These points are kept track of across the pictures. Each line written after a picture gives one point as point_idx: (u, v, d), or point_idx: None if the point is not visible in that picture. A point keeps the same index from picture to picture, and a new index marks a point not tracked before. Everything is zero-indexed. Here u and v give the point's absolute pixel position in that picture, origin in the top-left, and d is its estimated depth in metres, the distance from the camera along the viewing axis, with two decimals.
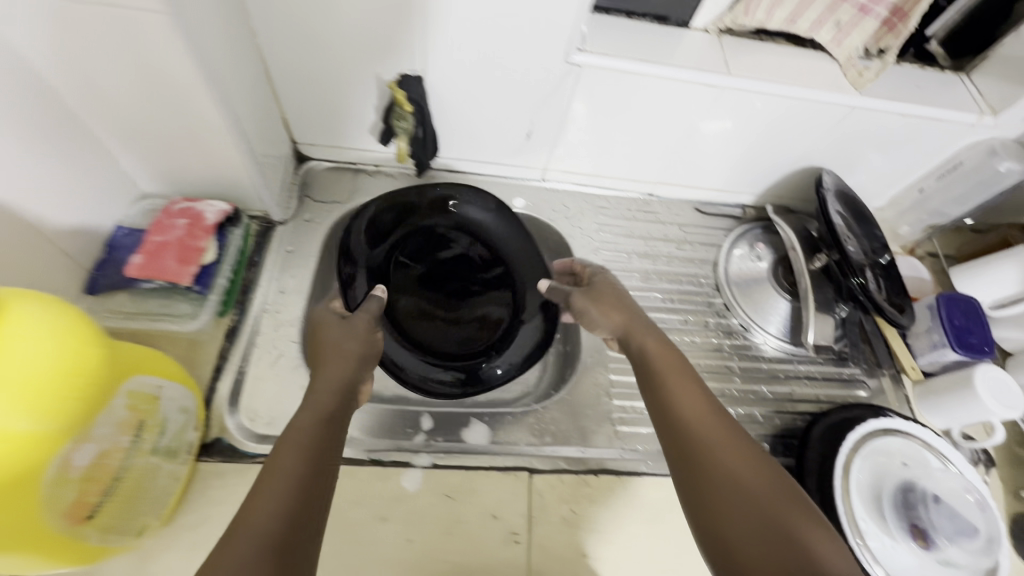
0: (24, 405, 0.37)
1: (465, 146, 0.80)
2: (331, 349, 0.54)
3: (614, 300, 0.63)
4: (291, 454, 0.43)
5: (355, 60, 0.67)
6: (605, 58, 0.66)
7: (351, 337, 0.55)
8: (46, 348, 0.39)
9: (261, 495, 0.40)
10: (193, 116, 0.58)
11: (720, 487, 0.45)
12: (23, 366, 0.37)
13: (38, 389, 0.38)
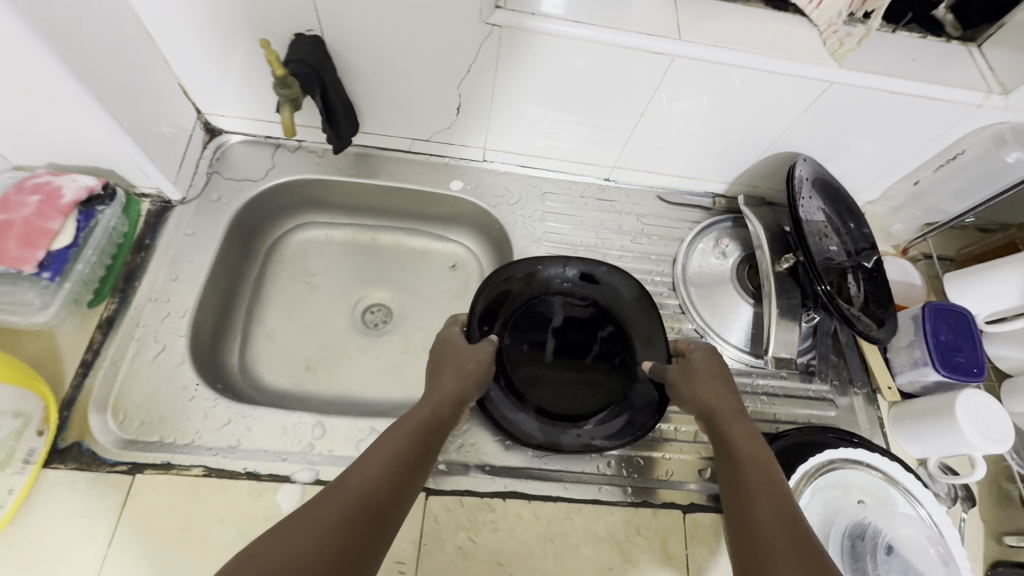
0: None
1: (391, 121, 0.71)
2: (456, 365, 0.58)
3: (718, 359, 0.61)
4: (386, 449, 0.47)
5: (246, 19, 0.58)
6: (533, 19, 0.57)
7: (472, 357, 0.59)
8: None
9: (351, 476, 0.44)
10: (44, 85, 0.50)
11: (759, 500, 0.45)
12: None
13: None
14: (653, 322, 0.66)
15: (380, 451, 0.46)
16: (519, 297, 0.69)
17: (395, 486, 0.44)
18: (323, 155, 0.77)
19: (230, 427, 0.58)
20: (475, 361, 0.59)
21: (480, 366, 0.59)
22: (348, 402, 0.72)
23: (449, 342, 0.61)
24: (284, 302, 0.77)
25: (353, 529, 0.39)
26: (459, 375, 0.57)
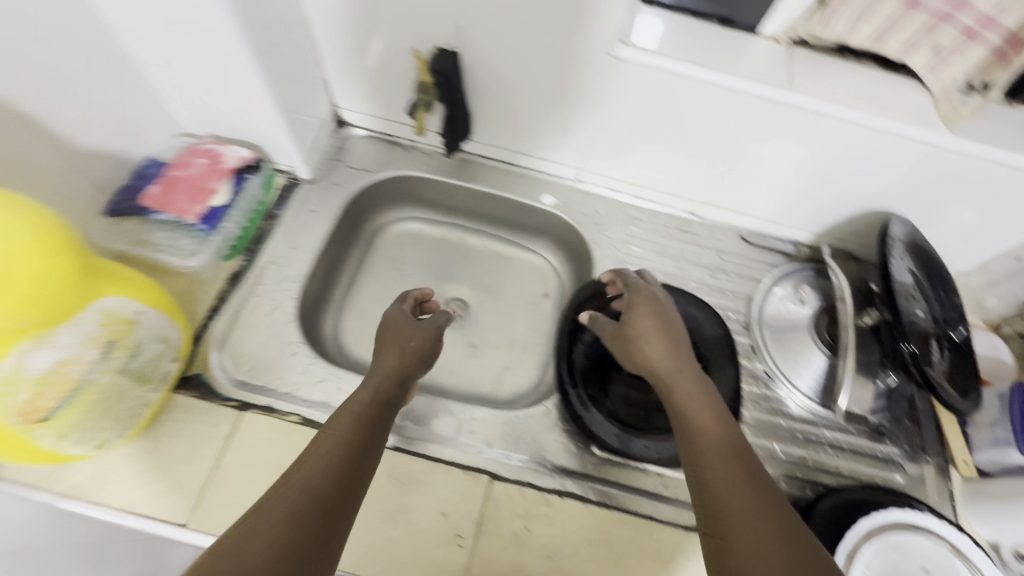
0: None
1: (500, 133, 0.78)
2: (397, 343, 0.60)
3: (661, 306, 0.60)
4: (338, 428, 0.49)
5: (396, 29, 0.66)
6: (654, 55, 0.61)
7: (419, 333, 0.61)
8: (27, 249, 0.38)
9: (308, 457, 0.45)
10: (229, 69, 0.59)
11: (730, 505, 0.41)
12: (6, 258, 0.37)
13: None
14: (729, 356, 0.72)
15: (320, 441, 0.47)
16: None
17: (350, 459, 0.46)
18: (432, 156, 0.84)
19: (324, 383, 0.64)
20: (417, 341, 0.61)
21: (424, 334, 0.62)
22: (421, 384, 0.77)
23: (390, 318, 0.63)
24: (376, 284, 0.84)
25: (308, 518, 0.40)
26: (401, 352, 0.59)
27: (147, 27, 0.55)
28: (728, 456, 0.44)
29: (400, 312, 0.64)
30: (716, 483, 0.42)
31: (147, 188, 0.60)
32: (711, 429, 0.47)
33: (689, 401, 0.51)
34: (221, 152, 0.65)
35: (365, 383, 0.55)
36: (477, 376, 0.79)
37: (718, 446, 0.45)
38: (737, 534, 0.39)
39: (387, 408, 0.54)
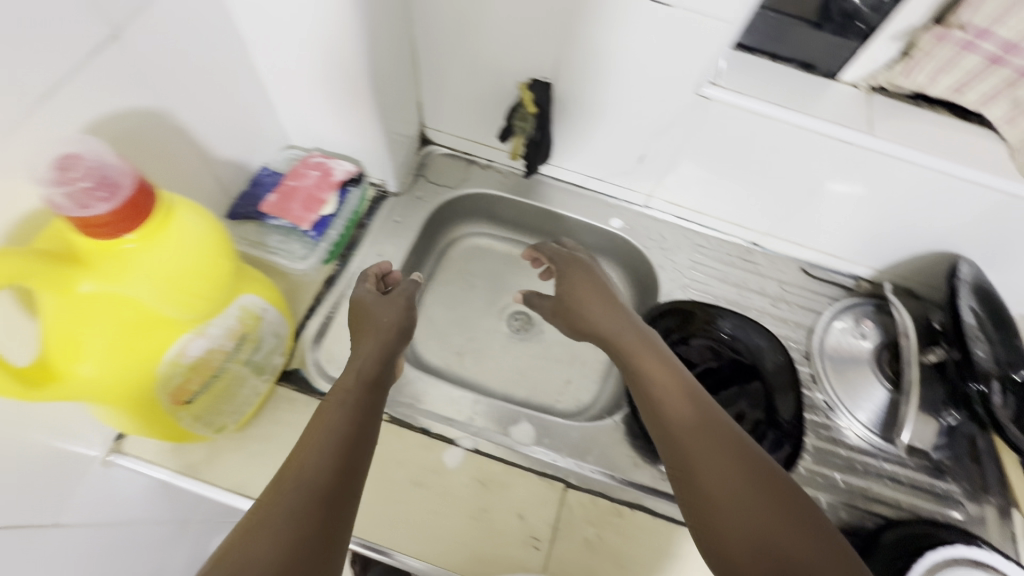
0: (166, 290, 0.42)
1: (577, 158, 0.82)
2: (373, 323, 0.64)
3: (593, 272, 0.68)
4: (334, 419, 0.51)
5: (497, 60, 0.71)
6: (741, 97, 0.65)
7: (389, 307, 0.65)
8: (195, 249, 0.43)
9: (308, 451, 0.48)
10: (350, 92, 0.64)
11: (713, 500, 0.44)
12: (180, 254, 0.42)
13: (180, 278, 0.42)
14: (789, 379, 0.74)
15: (310, 436, 0.50)
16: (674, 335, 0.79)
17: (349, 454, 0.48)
18: (508, 177, 0.89)
19: (410, 385, 0.69)
20: (389, 318, 0.63)
21: (394, 301, 0.67)
22: (489, 392, 0.81)
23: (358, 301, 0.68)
24: (447, 294, 0.89)
25: (312, 507, 0.43)
26: (376, 330, 0.63)
27: (284, 50, 0.61)
28: (711, 453, 0.46)
29: (366, 291, 0.69)
30: (703, 486, 0.45)
31: (267, 195, 0.67)
32: (685, 420, 0.49)
33: (659, 392, 0.53)
34: (331, 166, 0.71)
35: (348, 374, 0.57)
36: (541, 388, 0.83)
37: (695, 436, 0.48)
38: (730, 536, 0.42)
39: (373, 392, 0.57)
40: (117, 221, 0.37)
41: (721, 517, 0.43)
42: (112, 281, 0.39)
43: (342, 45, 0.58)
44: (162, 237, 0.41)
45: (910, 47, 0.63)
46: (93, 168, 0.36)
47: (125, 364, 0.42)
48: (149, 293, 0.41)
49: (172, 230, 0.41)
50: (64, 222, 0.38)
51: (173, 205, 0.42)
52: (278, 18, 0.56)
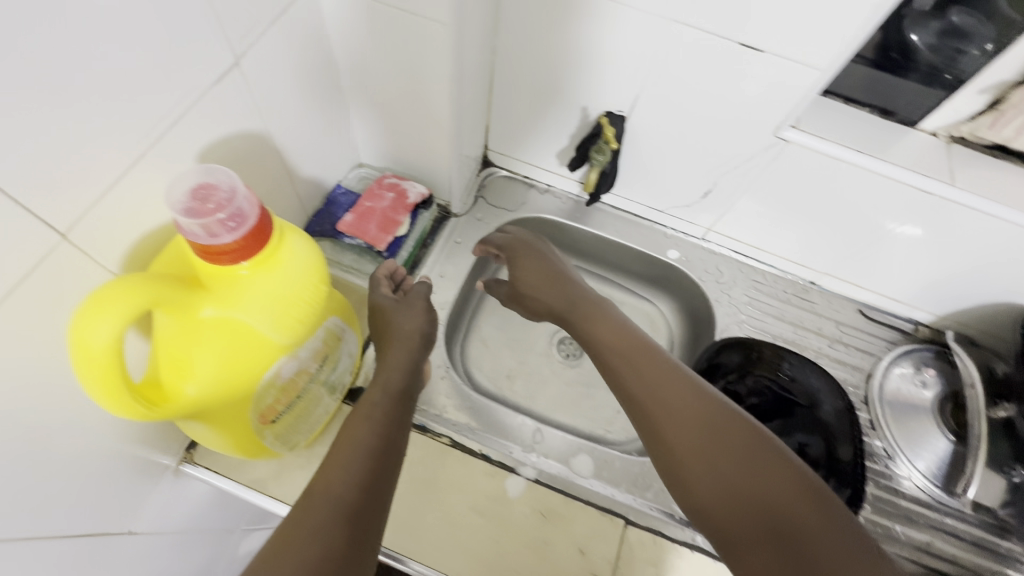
0: (274, 315, 0.42)
1: (640, 189, 0.82)
2: (396, 331, 0.62)
3: (537, 250, 0.72)
4: (360, 432, 0.51)
5: (573, 91, 0.71)
6: (821, 141, 0.65)
7: (410, 313, 0.63)
8: (300, 274, 0.44)
9: (332, 464, 0.48)
10: (430, 117, 0.65)
11: (690, 464, 0.48)
12: (288, 279, 0.43)
13: (287, 302, 0.43)
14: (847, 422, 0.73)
15: (336, 454, 0.49)
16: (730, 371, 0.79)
17: (373, 469, 0.49)
18: (566, 202, 0.89)
19: (470, 410, 0.69)
20: (412, 324, 0.63)
21: (412, 302, 0.64)
22: (540, 417, 0.81)
23: (377, 309, 0.63)
24: (499, 315, 0.89)
25: (338, 527, 0.43)
26: (401, 339, 0.61)
27: (369, 74, 0.61)
28: (678, 418, 0.50)
29: (382, 296, 0.64)
30: (678, 451, 0.49)
31: (344, 217, 0.68)
32: (648, 386, 0.53)
33: (615, 361, 0.57)
34: (405, 188, 0.71)
35: (374, 388, 0.56)
36: (592, 416, 0.82)
37: (656, 397, 0.52)
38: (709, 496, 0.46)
39: (403, 403, 0.57)
40: (243, 248, 0.38)
41: (699, 480, 0.47)
42: (230, 307, 0.40)
43: (432, 75, 0.59)
44: (274, 265, 0.41)
45: (999, 100, 0.63)
46: (223, 199, 0.37)
47: (228, 386, 0.42)
48: (260, 319, 0.42)
49: (282, 256, 0.42)
50: (187, 246, 0.39)
51: (283, 231, 0.43)
52: (375, 46, 0.57)
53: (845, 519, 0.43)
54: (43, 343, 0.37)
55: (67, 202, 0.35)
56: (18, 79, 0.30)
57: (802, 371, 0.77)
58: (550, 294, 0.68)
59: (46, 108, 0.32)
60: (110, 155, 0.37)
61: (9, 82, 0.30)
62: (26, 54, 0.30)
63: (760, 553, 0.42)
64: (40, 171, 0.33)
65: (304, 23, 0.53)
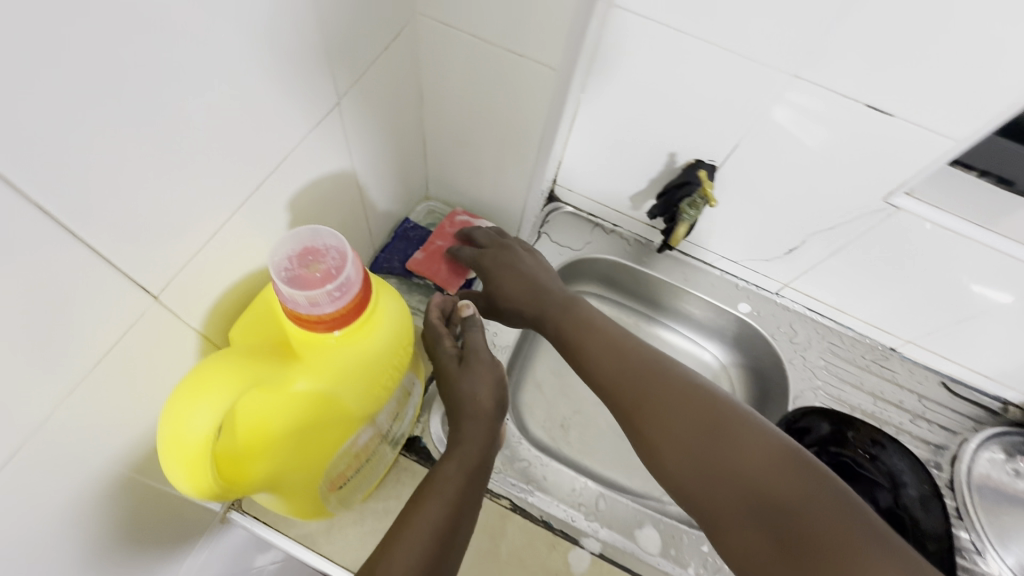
0: (362, 387, 0.38)
1: (717, 238, 0.78)
2: (467, 400, 0.57)
3: (511, 257, 0.63)
4: (433, 506, 0.48)
5: (661, 136, 0.66)
6: (936, 211, 0.60)
7: (481, 374, 0.58)
8: (392, 340, 0.39)
9: (399, 540, 0.45)
10: (512, 156, 0.61)
11: (677, 459, 0.48)
12: (381, 347, 0.38)
13: (377, 371, 0.39)
14: (937, 513, 0.67)
15: (404, 529, 0.46)
16: (810, 442, 0.73)
17: (436, 556, 0.45)
18: (633, 244, 0.84)
19: (529, 468, 0.65)
20: (485, 382, 0.58)
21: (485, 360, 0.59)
22: (596, 475, 0.76)
23: (442, 364, 0.59)
24: (553, 359, 0.84)
25: None
26: (471, 398, 0.57)
27: (452, 108, 0.58)
28: (653, 411, 0.50)
29: (449, 354, 0.59)
30: (660, 447, 0.49)
31: (414, 254, 0.66)
32: (616, 376, 0.54)
33: (591, 351, 0.56)
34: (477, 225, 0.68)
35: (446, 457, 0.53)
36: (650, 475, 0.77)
37: (630, 390, 0.52)
38: (701, 489, 0.46)
39: (475, 478, 0.53)
40: (341, 318, 0.34)
41: (685, 473, 0.47)
42: (321, 381, 0.36)
43: (522, 115, 0.55)
44: (369, 334, 0.37)
45: None
46: (331, 267, 0.34)
47: (305, 458, 0.39)
48: (348, 391, 0.38)
49: (377, 323, 0.38)
50: (281, 312, 0.35)
51: (379, 291, 0.39)
52: (466, 81, 0.54)
53: (827, 482, 0.44)
54: (124, 404, 0.36)
55: (156, 248, 0.33)
56: (121, 128, 0.28)
57: (891, 451, 0.71)
58: (524, 300, 0.61)
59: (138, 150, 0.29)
60: (204, 210, 0.36)
61: (111, 128, 0.27)
62: (129, 96, 0.27)
63: (753, 532, 0.43)
64: (133, 224, 0.31)
65: (398, 57, 0.50)
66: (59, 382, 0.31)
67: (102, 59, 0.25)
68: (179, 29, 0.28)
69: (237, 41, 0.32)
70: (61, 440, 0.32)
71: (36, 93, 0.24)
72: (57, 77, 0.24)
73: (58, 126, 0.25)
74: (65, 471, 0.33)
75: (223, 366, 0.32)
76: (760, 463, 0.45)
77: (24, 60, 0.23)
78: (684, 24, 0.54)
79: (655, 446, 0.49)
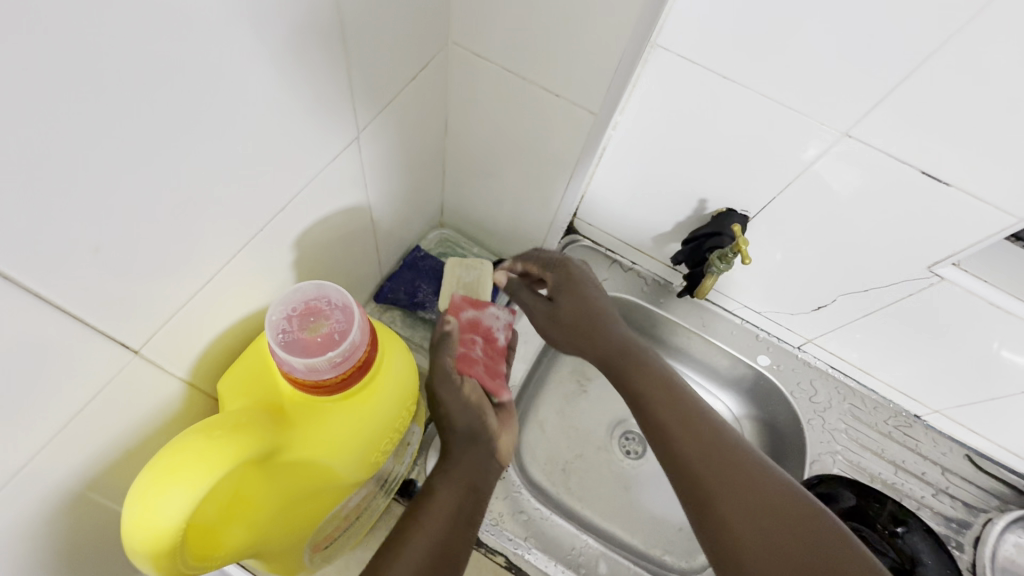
0: (361, 453, 0.37)
1: (742, 287, 0.74)
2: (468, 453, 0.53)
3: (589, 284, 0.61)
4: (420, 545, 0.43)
5: (693, 181, 0.63)
6: (983, 286, 0.56)
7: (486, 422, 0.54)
8: (394, 402, 0.39)
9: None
10: (535, 192, 0.58)
11: (710, 482, 0.45)
12: (382, 410, 0.38)
13: (377, 436, 0.38)
14: None
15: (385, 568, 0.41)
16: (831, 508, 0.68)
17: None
18: (651, 284, 0.81)
19: (527, 521, 0.62)
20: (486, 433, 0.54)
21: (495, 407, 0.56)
22: (596, 528, 0.72)
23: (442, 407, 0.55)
24: (558, 397, 0.80)
25: None
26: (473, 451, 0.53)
27: (474, 138, 0.55)
28: (690, 428, 0.49)
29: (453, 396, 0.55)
30: (693, 470, 0.46)
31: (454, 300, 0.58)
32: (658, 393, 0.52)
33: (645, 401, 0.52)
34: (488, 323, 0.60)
35: (425, 497, 0.48)
36: (655, 531, 0.73)
37: (669, 406, 0.51)
38: (730, 526, 0.43)
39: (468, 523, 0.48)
40: (342, 378, 0.35)
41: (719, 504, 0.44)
42: (318, 447, 0.35)
43: (550, 154, 0.52)
44: (371, 395, 0.37)
45: None
46: (334, 328, 0.36)
47: (293, 526, 0.37)
48: (345, 458, 0.37)
49: (380, 385, 0.38)
50: (280, 375, 0.35)
51: (385, 351, 0.39)
52: (495, 114, 0.51)
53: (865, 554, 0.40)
54: (95, 452, 0.33)
55: (135, 285, 0.30)
56: (104, 159, 0.25)
57: (920, 537, 0.65)
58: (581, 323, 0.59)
59: (116, 178, 0.26)
60: (203, 256, 0.34)
61: (84, 156, 0.24)
62: (110, 121, 0.24)
63: None
64: (115, 263, 0.28)
65: (424, 85, 0.47)
66: (30, 436, 0.28)
67: (85, 86, 0.23)
68: (183, 58, 0.26)
69: (250, 70, 0.30)
70: (29, 493, 0.30)
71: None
72: (24, 100, 0.21)
73: (25, 153, 0.22)
74: (29, 536, 0.31)
75: (211, 442, 0.30)
76: (806, 529, 0.41)
77: None
78: (731, 71, 0.51)
79: (685, 461, 0.47)
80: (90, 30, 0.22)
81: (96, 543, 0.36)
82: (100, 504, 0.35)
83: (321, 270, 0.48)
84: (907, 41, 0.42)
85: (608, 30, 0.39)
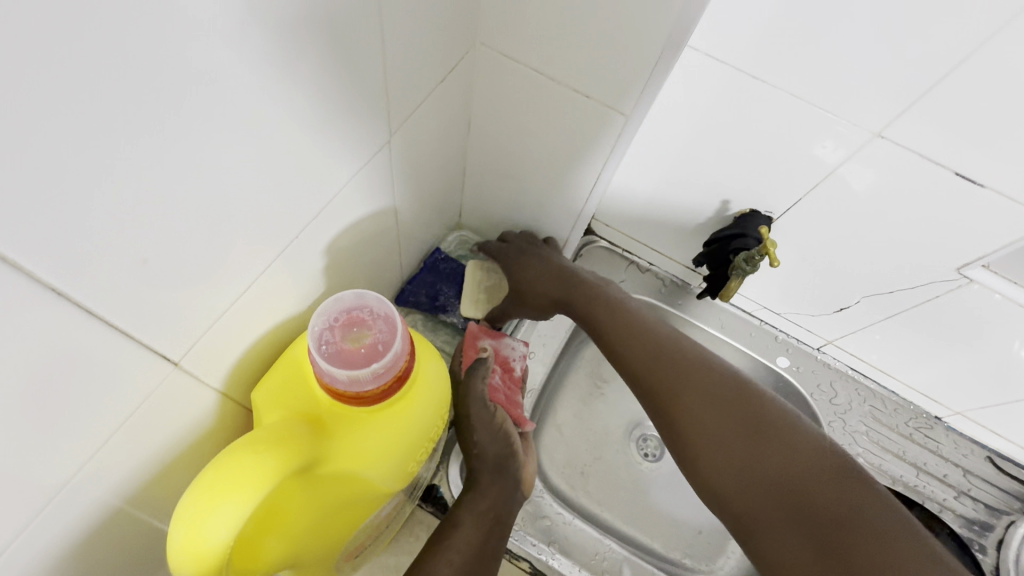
0: (397, 464, 0.37)
1: (762, 289, 0.73)
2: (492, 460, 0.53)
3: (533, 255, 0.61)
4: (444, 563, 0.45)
5: (716, 182, 0.62)
6: (1014, 288, 0.55)
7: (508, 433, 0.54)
8: (430, 413, 0.38)
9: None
10: (559, 193, 0.57)
11: (700, 436, 0.50)
12: (419, 421, 0.38)
13: (413, 446, 0.38)
14: None
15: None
16: None
17: None
18: (668, 286, 0.80)
19: (548, 526, 0.62)
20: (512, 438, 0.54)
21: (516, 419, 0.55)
22: (616, 531, 0.72)
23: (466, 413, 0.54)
24: (575, 399, 0.79)
25: None
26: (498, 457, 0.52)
27: (499, 140, 0.55)
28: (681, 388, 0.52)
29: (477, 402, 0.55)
30: (684, 429, 0.51)
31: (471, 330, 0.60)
32: (647, 354, 0.55)
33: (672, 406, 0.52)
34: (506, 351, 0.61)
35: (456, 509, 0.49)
36: (675, 535, 0.73)
37: (656, 369, 0.54)
38: (721, 476, 0.49)
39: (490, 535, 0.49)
40: (383, 390, 0.34)
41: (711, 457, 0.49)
42: (356, 459, 0.35)
43: (578, 156, 0.51)
44: (408, 405, 0.37)
45: None
46: (377, 338, 0.36)
47: (327, 536, 0.37)
48: (382, 469, 0.36)
49: (416, 396, 0.37)
50: (320, 385, 0.34)
51: (421, 362, 0.39)
52: (521, 114, 0.50)
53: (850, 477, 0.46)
54: (135, 464, 0.32)
55: (173, 294, 0.30)
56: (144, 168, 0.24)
57: None
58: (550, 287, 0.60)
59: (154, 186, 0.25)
60: (239, 265, 0.33)
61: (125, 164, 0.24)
62: (150, 129, 0.24)
63: (778, 523, 0.46)
64: (153, 272, 0.28)
65: (450, 87, 0.46)
66: (74, 449, 0.28)
67: (127, 92, 0.22)
68: (220, 63, 0.25)
69: (284, 74, 0.29)
70: (73, 506, 0.29)
71: (39, 126, 0.20)
72: (66, 108, 0.20)
73: (67, 162, 0.21)
74: (68, 549, 0.31)
75: (255, 455, 0.30)
76: (793, 462, 0.47)
77: (31, 91, 0.19)
78: (760, 71, 0.50)
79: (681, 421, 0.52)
80: (131, 36, 0.21)
81: (129, 553, 0.36)
82: (135, 516, 0.34)
83: (347, 275, 0.48)
84: (943, 41, 0.42)
85: (643, 31, 0.38)
